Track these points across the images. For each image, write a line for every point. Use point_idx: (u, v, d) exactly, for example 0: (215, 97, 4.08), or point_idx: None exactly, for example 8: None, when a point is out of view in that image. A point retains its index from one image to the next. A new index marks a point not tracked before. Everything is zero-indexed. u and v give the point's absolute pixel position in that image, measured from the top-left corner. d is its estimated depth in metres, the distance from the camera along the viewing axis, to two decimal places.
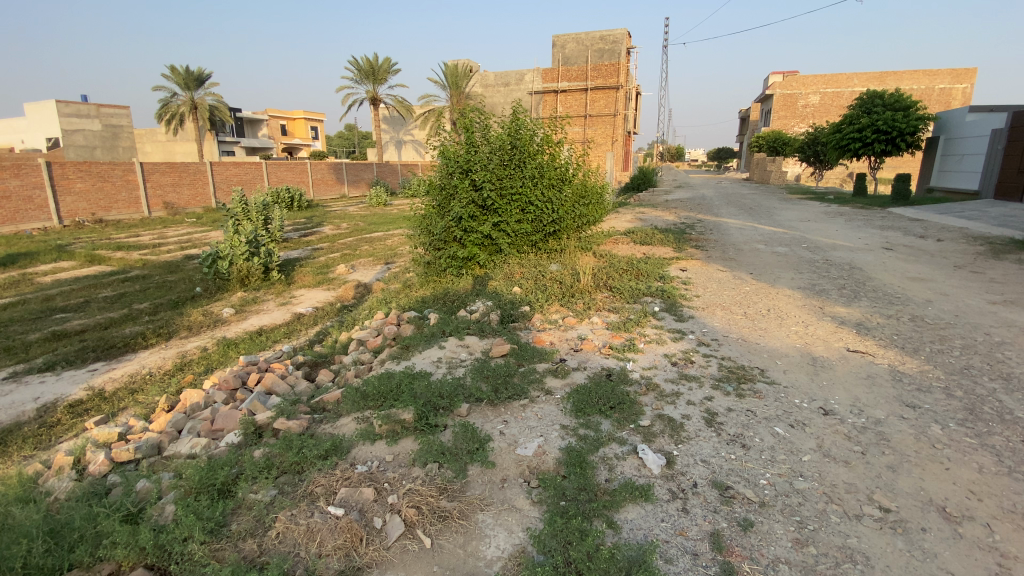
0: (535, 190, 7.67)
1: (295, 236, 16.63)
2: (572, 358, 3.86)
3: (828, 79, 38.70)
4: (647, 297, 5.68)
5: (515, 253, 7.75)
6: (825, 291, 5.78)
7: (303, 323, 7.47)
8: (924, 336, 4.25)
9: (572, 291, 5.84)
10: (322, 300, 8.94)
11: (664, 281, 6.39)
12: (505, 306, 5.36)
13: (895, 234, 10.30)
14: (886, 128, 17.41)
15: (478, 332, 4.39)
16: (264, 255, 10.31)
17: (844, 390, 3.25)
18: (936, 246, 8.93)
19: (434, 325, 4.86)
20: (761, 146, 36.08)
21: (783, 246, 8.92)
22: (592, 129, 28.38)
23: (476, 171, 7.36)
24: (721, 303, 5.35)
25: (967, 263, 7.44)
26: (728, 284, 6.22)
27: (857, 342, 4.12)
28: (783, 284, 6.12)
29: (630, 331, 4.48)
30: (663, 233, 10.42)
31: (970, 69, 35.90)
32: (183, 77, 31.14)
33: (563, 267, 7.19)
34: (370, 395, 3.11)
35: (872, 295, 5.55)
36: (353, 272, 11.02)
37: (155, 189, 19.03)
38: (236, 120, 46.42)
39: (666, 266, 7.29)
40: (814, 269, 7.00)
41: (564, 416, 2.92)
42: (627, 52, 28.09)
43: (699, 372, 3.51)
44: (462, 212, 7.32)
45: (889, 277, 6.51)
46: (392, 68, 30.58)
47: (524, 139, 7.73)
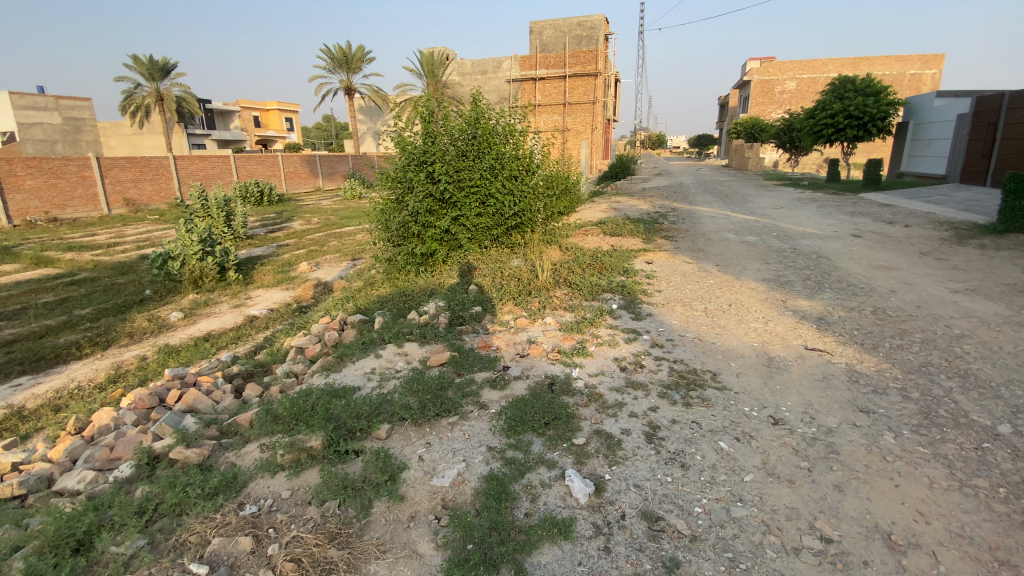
0: (497, 182, 7.35)
1: (261, 232, 16.07)
2: (515, 365, 3.60)
3: (804, 65, 38.88)
4: (608, 293, 5.43)
5: (476, 249, 7.44)
6: (789, 283, 5.61)
7: (254, 327, 7.12)
8: (884, 330, 4.08)
9: (529, 289, 5.56)
10: (278, 301, 8.57)
11: (627, 275, 6.16)
12: (457, 307, 5.07)
13: (864, 221, 10.24)
14: (858, 113, 17.42)
15: (421, 337, 4.11)
16: (220, 255, 9.87)
17: (797, 394, 3.05)
18: (903, 232, 8.88)
19: (378, 330, 4.56)
20: (739, 133, 36.15)
21: (753, 236, 8.77)
22: (570, 117, 28.03)
23: (433, 163, 7.02)
24: (682, 298, 5.13)
25: (933, 249, 7.36)
26: (692, 278, 6.00)
27: (816, 338, 3.93)
28: (748, 276, 5.94)
29: (583, 333, 4.23)
30: (634, 223, 10.20)
31: (939, 55, 36.42)
32: (148, 67, 29.91)
33: (524, 262, 6.90)
34: (282, 417, 2.86)
35: (835, 286, 5.39)
36: (316, 270, 10.62)
37: (114, 185, 18.22)
38: (206, 112, 45.02)
39: (631, 259, 7.05)
40: (780, 259, 6.84)
41: (492, 436, 2.66)
42: (605, 39, 27.73)
43: (647, 379, 3.28)
44: (419, 206, 6.98)
45: (854, 266, 6.39)
46: (366, 57, 29.81)
47: (484, 128, 7.39)
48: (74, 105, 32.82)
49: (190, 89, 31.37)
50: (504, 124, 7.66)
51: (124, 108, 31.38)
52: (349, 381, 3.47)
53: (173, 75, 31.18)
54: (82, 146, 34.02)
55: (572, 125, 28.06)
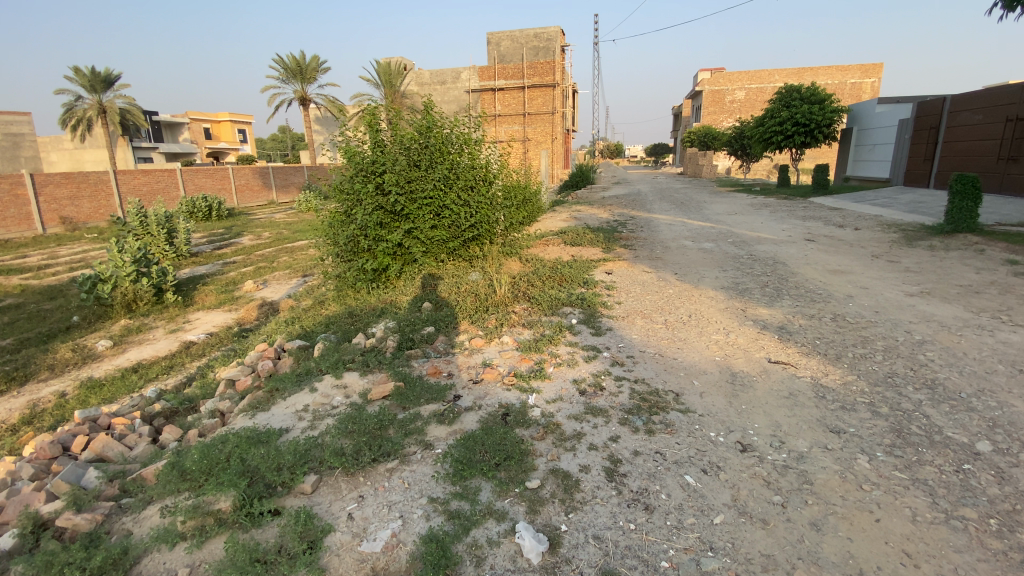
0: (452, 193, 7.00)
1: (207, 249, 15.20)
2: (467, 394, 3.27)
3: (752, 75, 40.44)
4: (568, 307, 5.17)
5: (432, 263, 7.08)
6: (748, 290, 5.53)
7: (191, 354, 6.58)
8: (846, 339, 4.00)
9: (485, 305, 5.24)
10: (219, 324, 8.01)
11: (587, 287, 5.95)
12: (405, 328, 4.71)
13: (816, 225, 10.45)
14: (805, 120, 18.06)
15: (362, 365, 3.75)
16: (157, 276, 9.20)
17: (763, 415, 2.86)
18: (854, 235, 9.09)
19: (317, 358, 4.17)
20: (693, 141, 37.14)
21: (710, 242, 8.78)
22: (530, 127, 28.07)
23: (383, 173, 6.64)
24: (642, 310, 4.94)
25: (884, 252, 7.52)
26: (651, 288, 5.85)
27: (779, 350, 3.81)
28: (707, 284, 5.85)
29: (541, 352, 3.93)
30: (593, 232, 10.11)
31: (876, 65, 38.54)
32: (89, 78, 28.29)
33: (482, 275, 6.60)
34: (190, 471, 2.48)
35: (794, 293, 5.34)
36: (263, 288, 10.05)
37: (49, 203, 16.95)
38: (153, 124, 43.05)
39: (591, 270, 6.86)
40: (738, 265, 6.81)
41: (435, 483, 2.35)
42: (562, 50, 28.01)
43: (607, 404, 3.03)
44: (369, 219, 6.60)
45: (810, 271, 6.41)
46: (321, 67, 29.12)
47: (438, 137, 7.04)
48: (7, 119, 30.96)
49: (134, 101, 29.88)
50: (459, 132, 7.33)
51: (63, 120, 29.58)
52: (277, 423, 3.11)
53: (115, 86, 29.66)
54: (18, 162, 32.40)
55: (532, 135, 28.13)
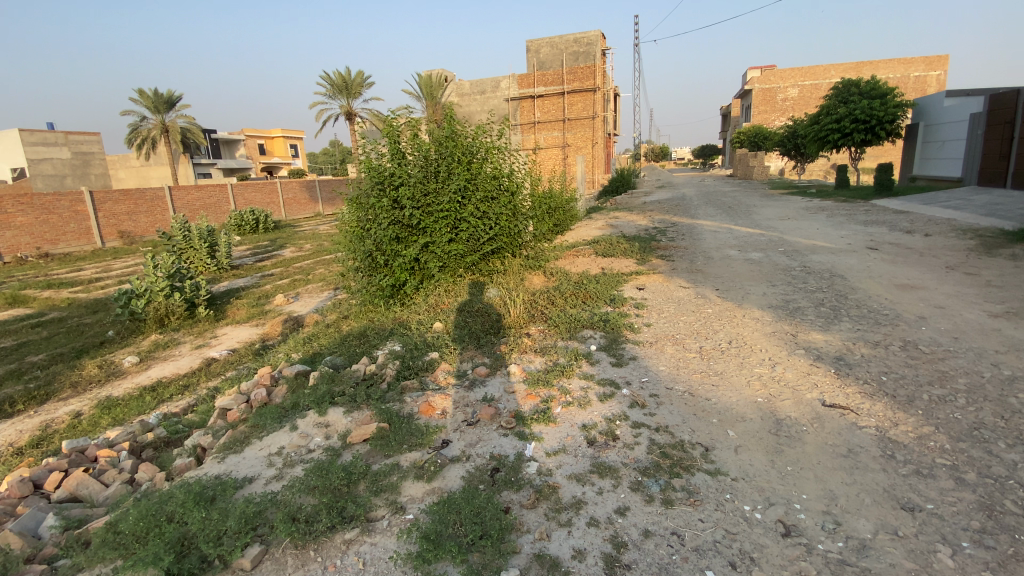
0: (469, 205, 6.63)
1: (249, 261, 15.54)
2: (456, 440, 2.84)
3: (805, 71, 38.39)
4: (589, 329, 4.66)
5: (450, 279, 6.70)
6: (799, 310, 4.86)
7: (209, 372, 6.52)
8: (918, 375, 3.32)
9: (498, 329, 4.80)
10: (243, 339, 7.94)
11: (613, 306, 5.41)
12: (409, 354, 4.35)
13: (879, 231, 9.46)
14: (864, 116, 16.72)
15: (352, 399, 3.41)
16: (189, 290, 9.34)
17: (813, 481, 2.30)
18: (923, 242, 8.10)
19: (314, 386, 3.88)
20: (742, 143, 35.52)
21: (757, 252, 8.03)
22: (570, 133, 27.59)
23: (398, 185, 6.34)
24: (674, 335, 4.36)
25: (961, 262, 6.58)
26: (688, 307, 5.25)
27: (836, 389, 3.18)
28: (751, 302, 5.21)
29: (551, 387, 3.45)
30: (628, 242, 9.52)
31: (944, 56, 35.74)
32: (153, 100, 30.10)
33: (500, 291, 6.16)
34: (130, 535, 2.20)
35: (852, 314, 4.63)
36: (293, 302, 10.04)
37: (108, 218, 17.85)
38: (212, 142, 45.43)
39: (621, 285, 6.30)
40: (788, 279, 6.10)
41: (393, 567, 1.95)
42: (602, 54, 27.42)
43: (618, 460, 2.54)
44: (384, 234, 6.29)
45: (874, 285, 5.63)
46: (365, 82, 29.76)
47: (456, 147, 6.73)
48: (83, 140, 33.56)
49: (193, 119, 31.56)
50: (479, 142, 6.96)
51: (131, 140, 31.61)
52: (248, 470, 2.81)
53: (178, 107, 31.44)
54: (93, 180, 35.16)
55: (572, 141, 27.67)
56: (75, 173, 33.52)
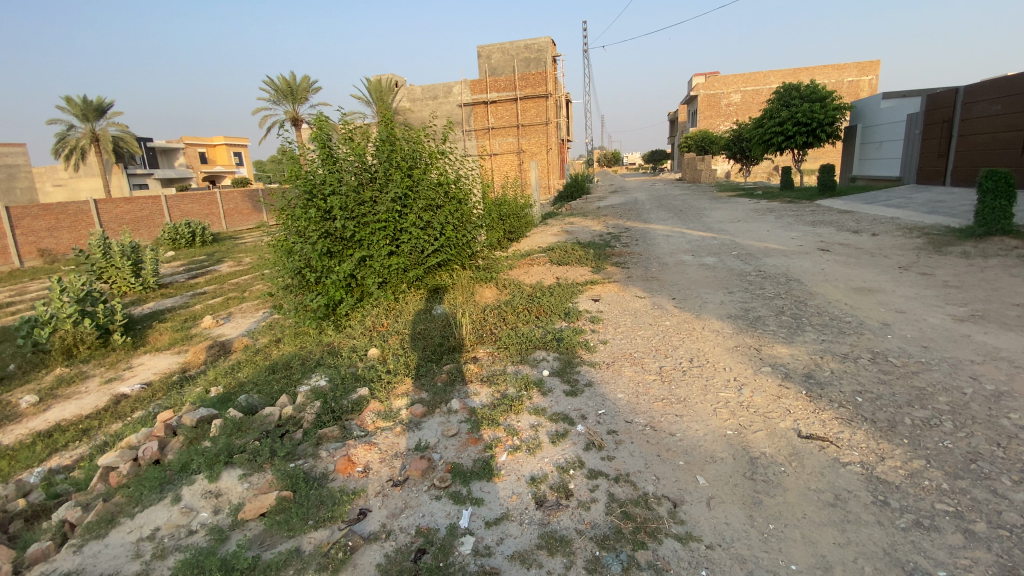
0: (411, 214, 6.06)
1: (180, 279, 14.33)
2: (377, 510, 2.33)
3: (747, 77, 39.82)
4: (541, 350, 4.20)
5: (391, 296, 6.07)
6: (761, 320, 4.59)
7: (117, 411, 5.65)
8: (896, 394, 3.05)
9: (441, 353, 4.25)
10: (161, 370, 7.07)
11: (568, 321, 4.98)
12: (335, 392, 3.76)
13: (828, 231, 9.54)
14: (806, 119, 17.21)
15: (254, 454, 2.82)
16: (102, 315, 8.31)
17: (801, 543, 1.94)
18: (873, 242, 8.16)
19: (216, 435, 3.26)
20: (690, 147, 36.36)
21: (711, 256, 7.87)
22: (524, 139, 27.40)
23: (328, 193, 5.66)
24: (633, 353, 3.96)
25: (912, 262, 6.57)
26: (645, 319, 4.90)
27: (812, 416, 2.85)
28: (710, 312, 4.92)
29: (495, 427, 2.96)
30: (583, 248, 9.21)
31: (872, 63, 37.90)
32: (81, 107, 27.95)
33: (446, 307, 5.59)
34: None
35: (815, 324, 4.40)
36: (224, 323, 9.16)
37: (26, 235, 16.15)
38: (147, 151, 42.77)
39: (575, 297, 5.91)
40: (745, 285, 5.88)
41: None
42: (554, 60, 27.41)
43: (571, 528, 2.09)
44: (315, 248, 5.58)
45: (832, 290, 5.47)
46: (312, 87, 28.59)
47: (394, 151, 6.15)
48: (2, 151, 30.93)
49: (126, 127, 29.55)
50: (421, 145, 6.39)
51: (55, 150, 29.22)
52: (107, 565, 2.20)
53: (108, 115, 29.37)
54: (14, 194, 32.49)
55: (526, 147, 27.52)
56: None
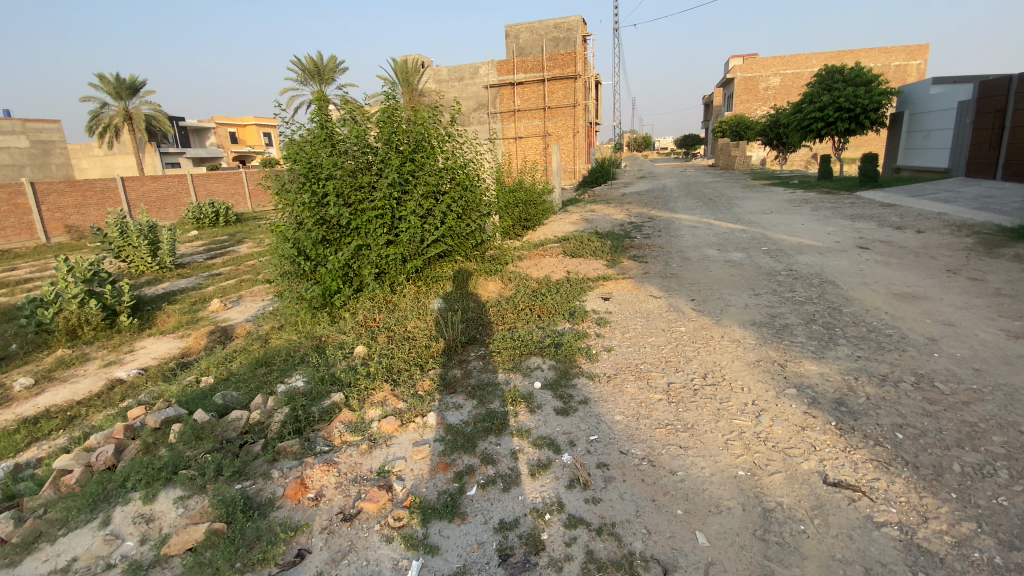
0: (410, 201, 5.67)
1: (199, 259, 14.37)
2: (319, 552, 2.02)
3: (787, 61, 37.94)
4: (537, 357, 3.81)
5: (388, 287, 5.73)
6: (787, 329, 4.09)
7: (107, 399, 5.53)
8: (945, 430, 2.56)
9: (428, 355, 3.90)
10: (160, 355, 6.99)
11: (572, 323, 4.58)
12: (309, 396, 3.46)
13: (868, 226, 8.81)
14: (848, 104, 16.11)
15: (199, 472, 2.58)
16: (109, 296, 8.31)
17: None
18: (918, 240, 7.44)
19: (174, 443, 3.03)
20: (723, 133, 34.96)
21: (738, 251, 7.31)
22: (551, 122, 26.70)
23: (324, 176, 5.30)
24: (639, 365, 3.54)
25: (962, 264, 5.91)
26: (658, 324, 4.44)
27: (841, 456, 2.40)
28: (731, 317, 4.44)
29: (471, 451, 2.61)
30: (600, 239, 8.73)
31: (924, 45, 35.56)
32: (116, 85, 28.37)
33: (444, 303, 5.22)
34: None
35: (849, 336, 3.88)
36: (231, 307, 9.05)
37: (53, 211, 16.46)
38: (180, 130, 43.52)
39: (583, 294, 5.49)
40: (772, 286, 5.36)
41: None
42: (583, 40, 26.47)
43: None
44: (308, 235, 5.26)
45: (870, 295, 4.91)
46: (339, 67, 28.38)
47: (396, 134, 5.78)
48: (43, 128, 31.88)
49: (159, 106, 29.94)
50: (425, 127, 5.98)
51: (91, 127, 29.82)
52: None
53: (141, 93, 29.76)
54: (55, 169, 33.58)
55: (552, 130, 26.82)
56: (35, 163, 31.87)
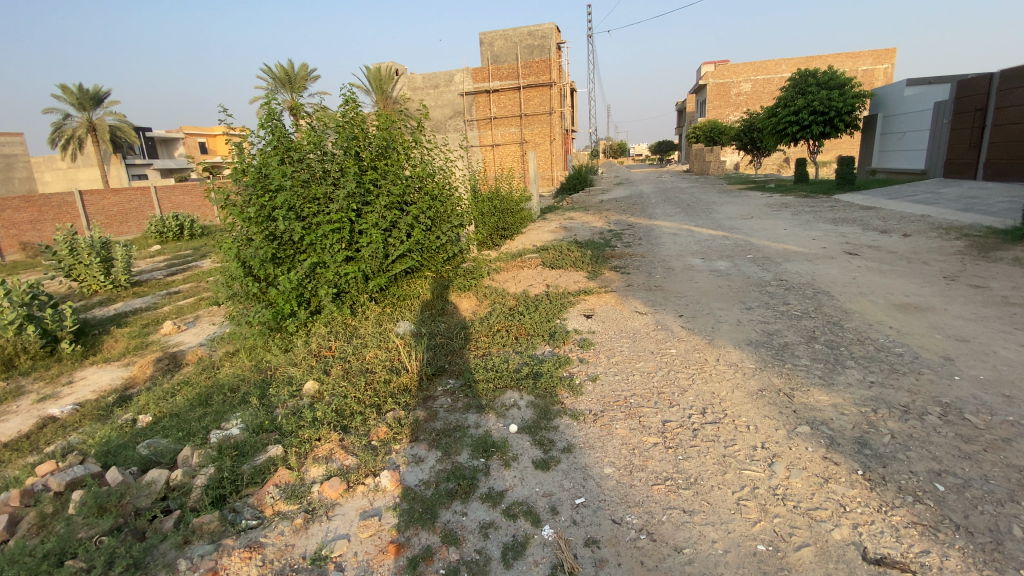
0: (371, 214, 5.14)
1: (159, 275, 13.54)
2: None
3: (758, 66, 38.50)
4: (513, 390, 3.31)
5: (349, 308, 5.20)
6: (788, 350, 3.72)
7: (32, 442, 4.86)
8: (991, 480, 2.20)
9: (386, 392, 3.37)
10: (100, 388, 6.29)
11: (553, 347, 4.10)
12: (242, 448, 2.93)
13: (852, 231, 8.61)
14: (823, 108, 16.14)
15: (84, 566, 2.06)
16: (50, 321, 7.56)
17: None
18: (906, 244, 7.24)
19: (68, 515, 2.48)
20: (698, 138, 35.23)
21: (724, 260, 6.99)
22: (528, 129, 26.42)
23: (274, 187, 4.76)
24: (628, 399, 3.09)
25: (958, 270, 5.68)
26: (646, 345, 4.01)
27: (875, 519, 2.01)
28: (725, 336, 4.06)
29: (430, 526, 2.13)
30: (580, 248, 8.34)
31: (889, 50, 36.48)
32: (77, 96, 27.17)
33: (410, 326, 4.69)
34: None
35: (857, 357, 3.52)
36: (185, 330, 8.36)
37: (7, 228, 15.48)
38: (147, 142, 42.20)
39: (564, 312, 5.03)
40: (765, 299, 5.01)
41: None
42: (558, 47, 26.28)
43: None
44: (255, 254, 4.71)
45: (870, 307, 4.60)
46: (311, 75, 27.68)
47: (355, 140, 5.28)
48: None
49: (124, 116, 28.85)
50: (387, 134, 5.49)
51: (52, 140, 28.52)
52: None
53: (106, 104, 28.63)
54: (13, 184, 32.17)
55: (530, 137, 26.54)
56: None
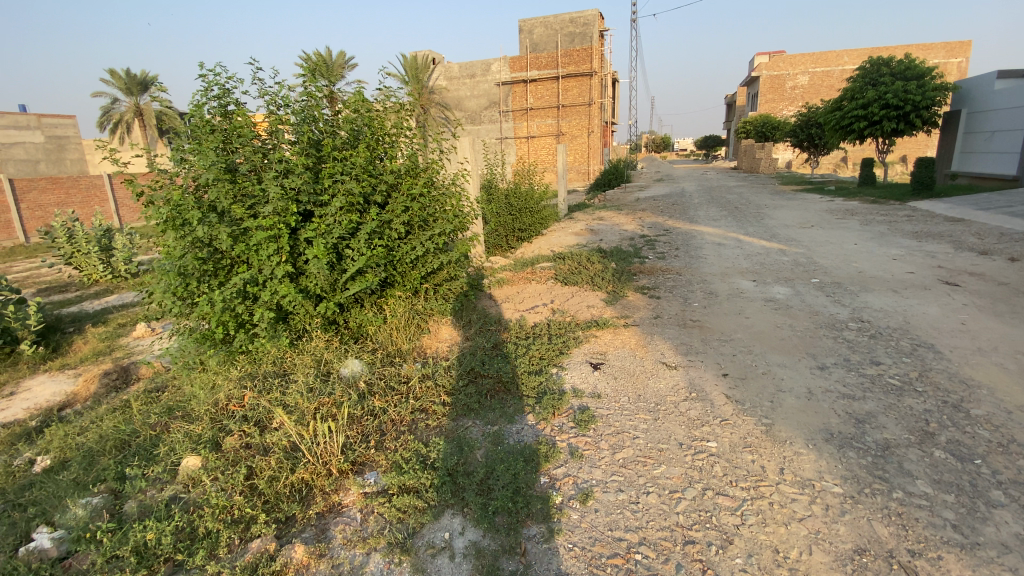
0: (324, 218, 4.03)
1: None
2: None
3: (816, 58, 35.64)
4: (455, 511, 2.13)
5: (295, 336, 4.17)
6: (894, 458, 2.40)
7: None
8: None
9: (269, 496, 2.28)
10: (33, 405, 5.42)
11: (535, 420, 2.88)
12: None
13: (942, 249, 6.98)
14: (896, 101, 14.14)
15: None
16: (11, 319, 6.77)
17: None
18: (1020, 271, 5.64)
19: None
20: (748, 134, 32.88)
21: (780, 284, 5.59)
22: (565, 121, 25.00)
23: (202, 180, 3.70)
24: (630, 555, 1.88)
25: None
26: (672, 427, 2.75)
27: None
28: (791, 420, 2.75)
29: None
30: (602, 259, 7.05)
31: (966, 42, 33.10)
32: (125, 81, 27.51)
33: (355, 368, 3.58)
34: None
35: (1009, 486, 2.18)
36: (155, 335, 7.46)
37: (33, 210, 15.07)
38: None
39: (564, 357, 3.78)
40: (843, 352, 3.64)
41: None
42: (601, 35, 24.60)
43: None
44: (174, 266, 3.72)
45: (1001, 376, 3.19)
46: (347, 61, 26.96)
47: (313, 124, 4.17)
48: (57, 124, 31.57)
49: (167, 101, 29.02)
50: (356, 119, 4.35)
51: (102, 124, 29.16)
52: None
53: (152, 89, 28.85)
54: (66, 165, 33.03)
55: (567, 130, 25.11)
56: (49, 158, 31.44)
